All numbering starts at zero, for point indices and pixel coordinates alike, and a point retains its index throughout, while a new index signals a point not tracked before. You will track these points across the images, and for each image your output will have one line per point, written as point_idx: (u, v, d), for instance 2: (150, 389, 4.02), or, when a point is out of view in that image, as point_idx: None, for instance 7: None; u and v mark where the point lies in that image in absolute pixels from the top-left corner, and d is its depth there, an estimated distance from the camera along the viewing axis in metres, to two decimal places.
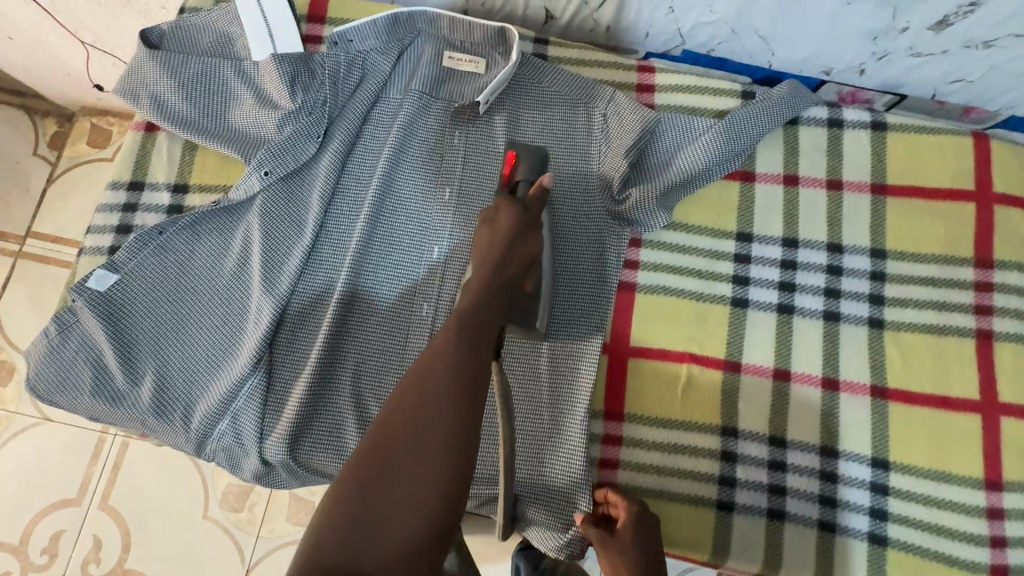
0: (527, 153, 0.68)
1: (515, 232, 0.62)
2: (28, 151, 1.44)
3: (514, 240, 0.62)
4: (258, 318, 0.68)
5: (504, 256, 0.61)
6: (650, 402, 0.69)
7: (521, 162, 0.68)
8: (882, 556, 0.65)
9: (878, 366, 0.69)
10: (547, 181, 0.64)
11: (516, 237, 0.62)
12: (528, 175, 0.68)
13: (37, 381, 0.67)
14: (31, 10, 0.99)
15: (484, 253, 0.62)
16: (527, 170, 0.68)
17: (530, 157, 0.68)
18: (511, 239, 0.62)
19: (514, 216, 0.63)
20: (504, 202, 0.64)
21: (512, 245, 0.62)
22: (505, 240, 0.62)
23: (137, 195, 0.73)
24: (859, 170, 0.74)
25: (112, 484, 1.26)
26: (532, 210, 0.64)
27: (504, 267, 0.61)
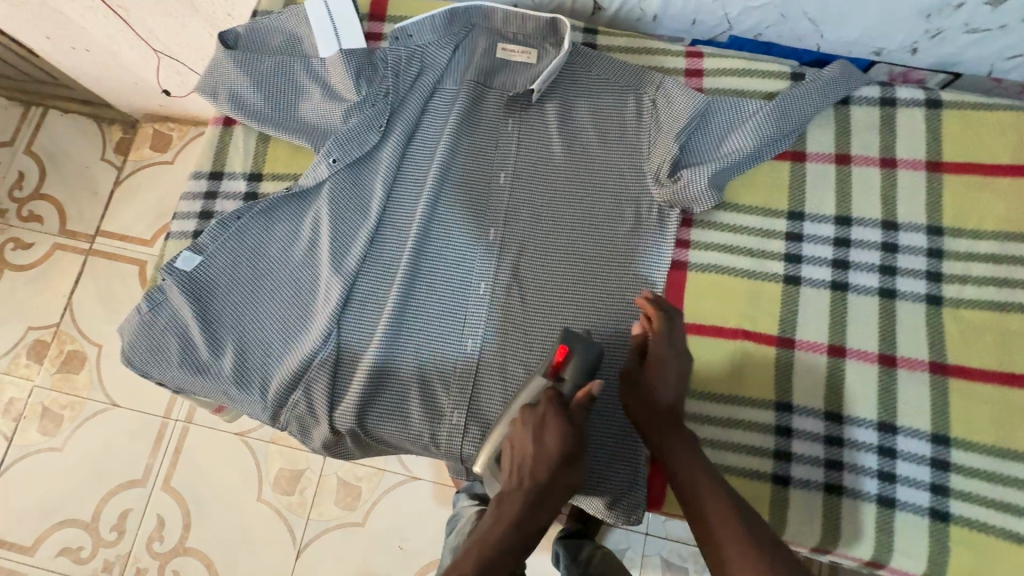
0: (581, 352, 0.65)
1: (558, 464, 0.62)
2: (97, 156, 1.55)
3: (552, 476, 0.62)
4: (328, 296, 0.73)
5: (544, 489, 0.62)
6: (703, 377, 0.71)
7: (570, 360, 0.65)
8: (946, 533, 0.65)
9: (937, 342, 0.69)
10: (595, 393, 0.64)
11: (552, 466, 0.62)
12: (576, 376, 0.66)
13: (130, 353, 0.73)
14: (110, 23, 1.08)
15: (526, 451, 0.63)
16: (575, 372, 0.65)
17: (581, 357, 0.65)
18: (553, 467, 0.62)
19: (560, 436, 0.62)
20: (549, 402, 0.64)
21: (551, 484, 0.62)
22: (545, 471, 0.62)
23: (217, 184, 0.79)
24: (913, 149, 0.74)
25: (176, 466, 1.34)
26: (577, 419, 0.64)
27: (545, 492, 0.62)
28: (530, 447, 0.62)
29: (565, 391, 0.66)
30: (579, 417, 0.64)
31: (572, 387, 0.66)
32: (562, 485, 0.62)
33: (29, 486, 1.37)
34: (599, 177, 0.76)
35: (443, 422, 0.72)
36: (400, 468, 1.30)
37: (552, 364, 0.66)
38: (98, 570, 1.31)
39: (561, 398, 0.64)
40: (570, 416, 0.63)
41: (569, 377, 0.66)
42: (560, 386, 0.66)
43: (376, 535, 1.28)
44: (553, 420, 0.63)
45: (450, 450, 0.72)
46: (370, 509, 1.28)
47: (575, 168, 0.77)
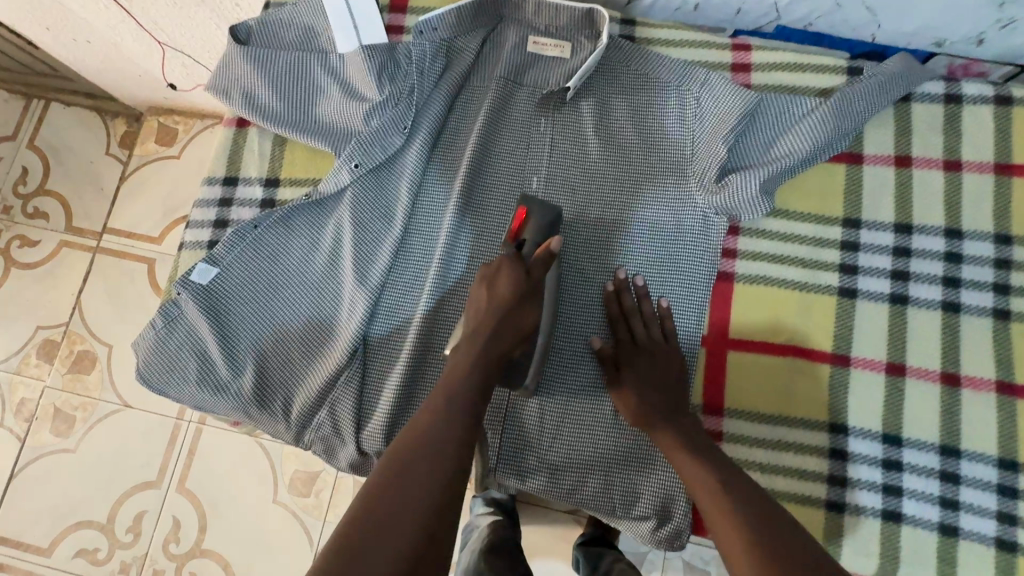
0: (538, 212, 0.66)
1: (511, 308, 0.61)
2: (102, 151, 1.51)
3: (506, 313, 0.61)
4: (353, 311, 0.69)
5: (496, 330, 0.61)
6: (752, 397, 0.67)
7: (530, 220, 0.65)
8: (1012, 564, 0.61)
9: (1004, 360, 0.64)
10: (553, 247, 0.61)
11: (511, 313, 0.61)
12: (537, 235, 0.65)
13: (145, 371, 0.69)
14: (113, 14, 1.02)
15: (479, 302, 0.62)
16: (535, 231, 0.66)
17: (541, 216, 0.66)
18: (508, 311, 0.61)
19: (513, 284, 0.61)
20: (506, 257, 0.63)
21: (504, 326, 0.61)
22: (494, 331, 0.61)
23: (231, 190, 0.75)
24: (980, 149, 0.69)
25: (190, 469, 1.32)
26: (535, 275, 0.62)
27: (496, 332, 0.61)
28: (483, 295, 0.62)
29: (524, 253, 0.65)
30: (538, 273, 0.62)
31: (535, 248, 0.65)
32: (514, 325, 0.61)
33: (43, 487, 1.35)
34: (638, 181, 0.71)
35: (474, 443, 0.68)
36: None
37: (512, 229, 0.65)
38: (115, 571, 1.30)
39: (519, 257, 0.63)
40: (527, 269, 0.62)
41: (529, 239, 0.65)
42: (521, 248, 0.65)
43: None
44: (507, 266, 0.63)
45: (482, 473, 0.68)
46: None
47: (613, 172, 0.72)
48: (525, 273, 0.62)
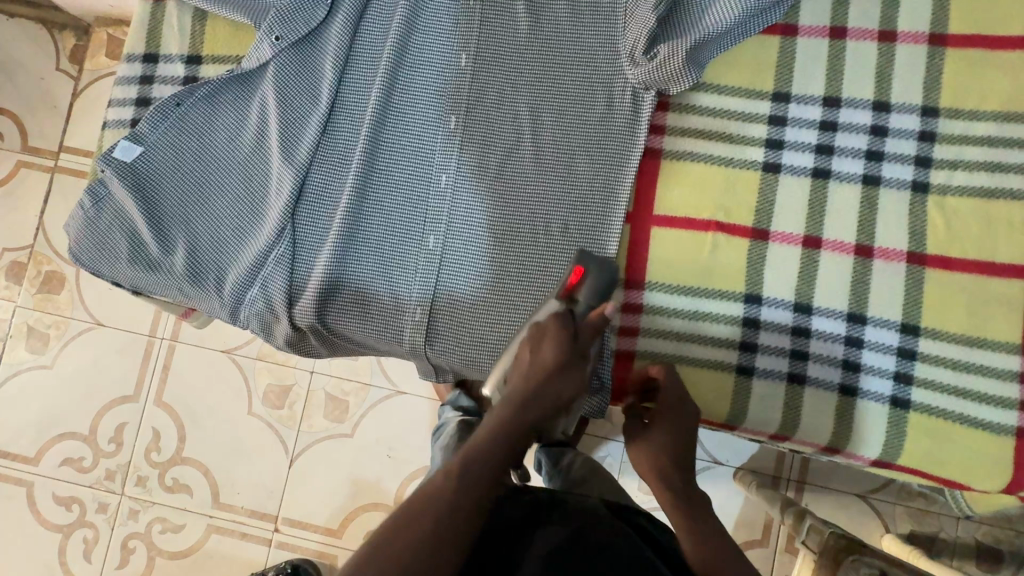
0: (596, 275, 0.63)
1: (557, 374, 0.60)
2: (50, 66, 1.44)
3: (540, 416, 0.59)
4: (280, 189, 0.69)
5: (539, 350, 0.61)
6: (671, 269, 0.68)
7: (586, 279, 0.63)
8: (904, 419, 0.65)
9: (918, 232, 0.66)
10: (609, 314, 0.61)
11: (551, 380, 0.59)
12: (593, 296, 0.63)
13: (78, 249, 0.70)
14: None
15: (525, 361, 0.61)
16: (590, 292, 0.63)
17: (599, 278, 0.63)
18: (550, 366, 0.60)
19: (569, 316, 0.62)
20: (554, 318, 0.62)
21: (555, 383, 0.60)
22: (545, 379, 0.59)
23: (152, 68, 0.72)
24: (917, 19, 0.67)
25: (166, 382, 1.37)
26: (583, 339, 0.62)
27: (537, 394, 0.59)
28: (527, 358, 0.61)
29: (577, 309, 0.63)
30: (583, 337, 0.62)
31: (589, 305, 0.63)
32: (555, 394, 0.59)
33: (24, 401, 1.39)
34: (570, 57, 0.70)
35: (405, 317, 0.70)
36: (385, 383, 1.30)
37: (565, 286, 0.64)
38: (100, 478, 1.36)
39: (570, 316, 0.62)
40: (573, 331, 0.61)
41: (582, 297, 0.63)
42: (572, 305, 0.64)
43: (367, 442, 1.31)
44: (553, 333, 0.61)
45: (413, 347, 0.71)
46: (359, 420, 1.32)
47: (544, 47, 0.70)
48: (569, 334, 0.61)
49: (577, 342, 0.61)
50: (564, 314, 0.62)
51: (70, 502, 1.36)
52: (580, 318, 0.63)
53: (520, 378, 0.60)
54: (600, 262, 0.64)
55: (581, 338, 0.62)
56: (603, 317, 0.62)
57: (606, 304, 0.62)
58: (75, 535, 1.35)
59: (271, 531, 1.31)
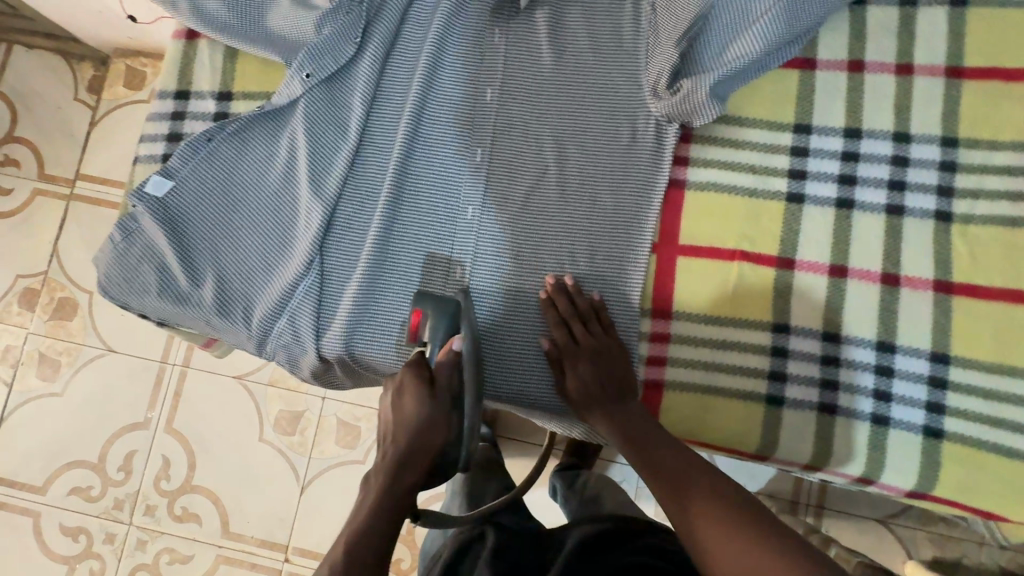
0: (433, 311, 0.65)
1: (420, 427, 0.60)
2: (69, 96, 1.47)
3: (413, 439, 0.60)
4: (309, 221, 0.70)
5: (420, 429, 0.60)
6: (697, 298, 0.69)
7: (426, 319, 0.65)
8: (937, 449, 0.64)
9: (943, 261, 0.66)
10: (456, 349, 0.62)
11: (415, 432, 0.60)
12: (436, 335, 0.65)
13: (107, 283, 0.71)
14: None
15: (389, 423, 0.61)
16: (434, 333, 0.65)
17: (436, 313, 0.65)
18: (421, 435, 0.60)
19: (416, 402, 0.60)
20: (407, 366, 0.62)
21: (417, 452, 0.60)
22: (411, 432, 0.60)
23: (183, 105, 0.74)
24: (934, 52, 0.68)
25: (176, 409, 1.36)
26: (442, 383, 0.61)
27: (406, 460, 0.59)
28: (391, 416, 0.61)
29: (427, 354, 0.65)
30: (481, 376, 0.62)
31: (439, 344, 0.64)
32: (421, 449, 0.60)
33: (33, 429, 1.38)
34: (593, 90, 0.71)
35: None
36: None
37: (411, 330, 0.66)
38: (108, 508, 1.34)
39: (424, 359, 0.63)
40: (432, 379, 0.61)
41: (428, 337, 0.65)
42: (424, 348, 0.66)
43: None
44: (412, 386, 0.61)
45: None
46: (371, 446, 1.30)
47: (567, 81, 0.71)
48: (430, 385, 0.61)
49: (436, 389, 0.61)
50: (415, 362, 0.62)
51: (77, 532, 1.34)
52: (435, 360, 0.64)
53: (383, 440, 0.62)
54: (437, 300, 0.66)
55: (441, 380, 0.62)
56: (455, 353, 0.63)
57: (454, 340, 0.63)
58: (81, 567, 1.32)
59: (282, 561, 1.29)
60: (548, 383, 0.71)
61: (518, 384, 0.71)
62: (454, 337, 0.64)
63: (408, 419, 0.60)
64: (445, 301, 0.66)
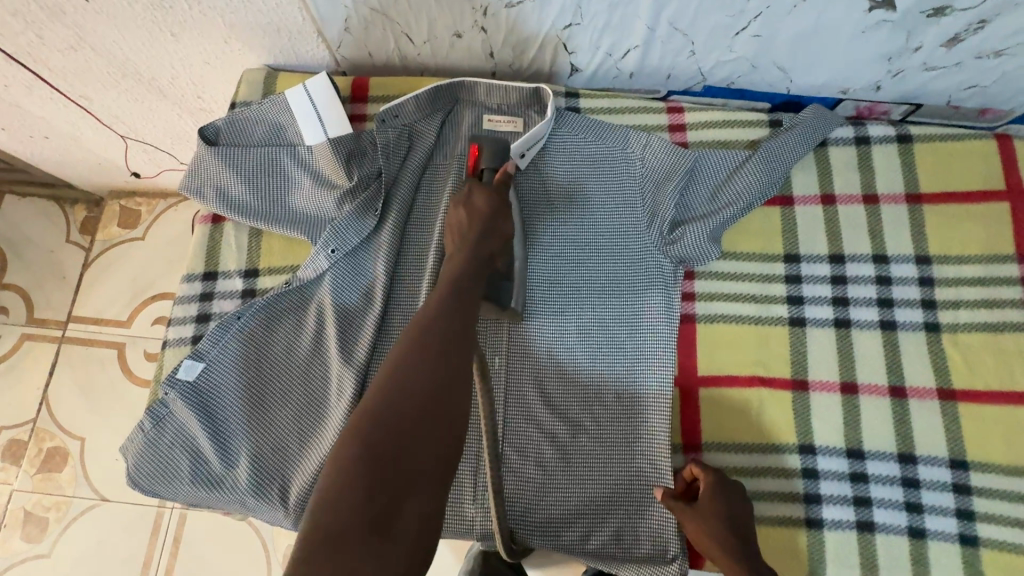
0: (490, 145, 0.71)
1: (489, 218, 0.66)
2: (62, 240, 1.48)
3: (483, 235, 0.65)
4: (341, 391, 0.71)
5: (485, 237, 0.65)
6: (723, 427, 0.72)
7: (483, 152, 0.71)
8: (976, 556, 0.66)
9: (942, 369, 0.72)
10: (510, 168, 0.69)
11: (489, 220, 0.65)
12: (492, 163, 0.71)
13: (137, 474, 0.70)
14: (53, 99, 1.05)
15: (460, 220, 0.66)
16: (491, 158, 0.71)
17: (491, 148, 0.71)
18: (488, 221, 0.65)
19: (480, 221, 0.65)
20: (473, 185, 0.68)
21: (488, 230, 0.65)
22: (482, 223, 0.65)
23: (211, 285, 0.77)
24: (893, 182, 0.78)
25: (177, 558, 1.28)
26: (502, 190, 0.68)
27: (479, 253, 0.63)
28: (465, 220, 0.66)
29: (485, 180, 0.71)
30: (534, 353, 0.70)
31: (494, 172, 0.71)
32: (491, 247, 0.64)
33: None
34: (599, 239, 0.77)
35: (468, 499, 0.72)
36: None
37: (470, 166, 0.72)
38: None
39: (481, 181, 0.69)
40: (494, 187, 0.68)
41: (485, 169, 0.71)
42: (481, 177, 0.71)
43: None
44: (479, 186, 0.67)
45: (482, 532, 0.72)
46: None
47: (574, 232, 0.78)
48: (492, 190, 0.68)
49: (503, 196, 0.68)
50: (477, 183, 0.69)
51: None
52: (488, 182, 0.70)
53: (458, 237, 0.65)
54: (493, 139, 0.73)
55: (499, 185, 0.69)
56: (508, 175, 0.70)
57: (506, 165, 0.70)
58: None
59: None
60: (592, 525, 0.71)
61: (561, 530, 0.71)
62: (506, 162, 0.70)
63: (471, 238, 0.64)
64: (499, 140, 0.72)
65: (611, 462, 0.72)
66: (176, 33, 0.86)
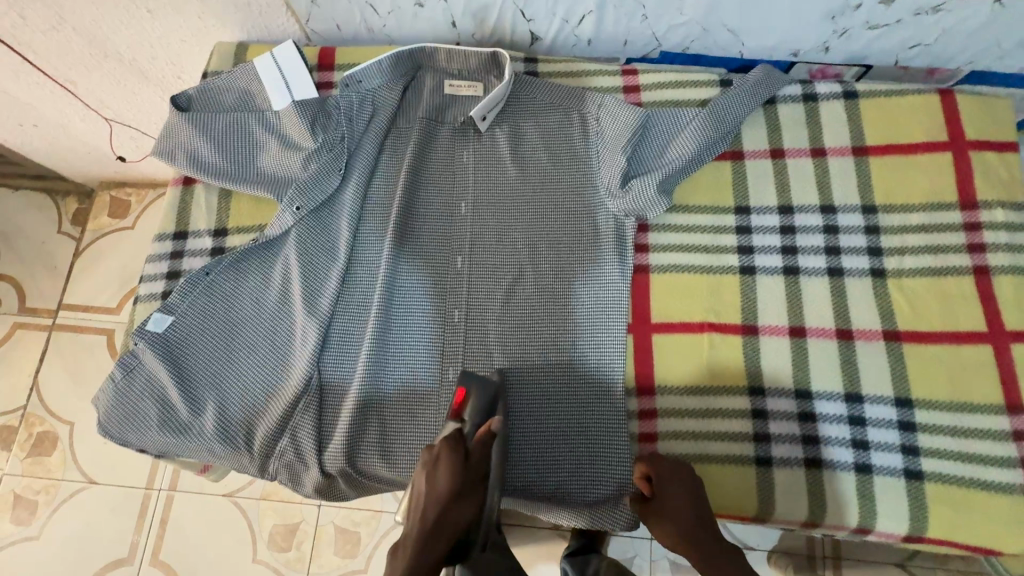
0: (478, 392, 0.70)
1: (451, 501, 0.66)
2: (53, 231, 1.51)
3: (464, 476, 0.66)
4: (306, 341, 0.74)
5: (447, 499, 0.66)
6: (675, 370, 0.74)
7: (468, 401, 0.70)
8: (922, 490, 0.68)
9: (887, 313, 0.74)
10: (495, 428, 0.67)
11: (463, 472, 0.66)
12: (476, 415, 0.70)
13: (107, 423, 0.72)
14: (39, 84, 1.06)
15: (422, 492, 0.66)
16: (475, 412, 0.70)
17: (479, 395, 0.70)
18: (450, 495, 0.66)
19: (437, 502, 0.66)
20: (446, 447, 0.66)
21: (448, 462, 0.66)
22: (445, 482, 0.65)
23: (182, 244, 0.80)
24: (839, 137, 0.80)
25: (163, 539, 1.27)
26: (474, 459, 0.67)
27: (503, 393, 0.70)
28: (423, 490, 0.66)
29: (465, 430, 0.70)
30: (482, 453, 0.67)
31: (474, 425, 0.70)
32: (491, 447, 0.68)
33: None
34: (555, 195, 0.80)
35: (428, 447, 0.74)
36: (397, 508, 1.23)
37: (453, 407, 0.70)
38: None
39: (460, 437, 0.68)
40: (466, 452, 0.67)
41: (468, 417, 0.70)
42: (461, 427, 0.69)
43: None
44: (446, 459, 0.66)
45: None
46: (371, 554, 1.24)
47: (532, 188, 0.81)
48: (463, 458, 0.66)
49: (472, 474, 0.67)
50: (451, 446, 0.66)
51: None
52: (469, 439, 0.69)
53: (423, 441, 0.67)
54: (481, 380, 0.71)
55: (472, 455, 0.67)
56: (490, 432, 0.68)
57: (491, 421, 0.68)
58: None
59: None
60: (548, 469, 0.73)
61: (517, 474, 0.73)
62: (490, 418, 0.69)
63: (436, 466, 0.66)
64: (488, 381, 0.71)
65: (567, 410, 0.74)
66: (152, 11, 0.87)
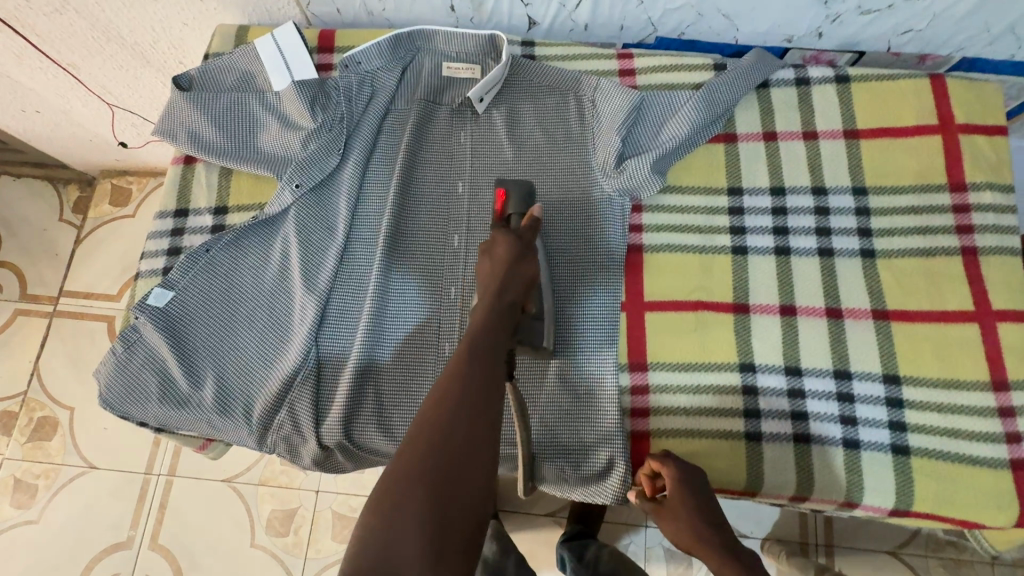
0: (517, 190, 0.75)
1: (512, 264, 0.68)
2: (54, 219, 1.52)
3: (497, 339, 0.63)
4: (304, 316, 0.75)
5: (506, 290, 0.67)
6: (667, 347, 0.75)
7: (510, 199, 0.75)
8: (908, 464, 0.69)
9: (876, 292, 0.75)
10: (536, 214, 0.71)
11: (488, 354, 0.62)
12: (518, 210, 0.75)
13: (107, 395, 0.73)
14: (43, 70, 1.07)
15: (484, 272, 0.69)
16: (518, 206, 0.75)
17: (518, 191, 0.75)
18: (511, 265, 0.68)
19: (504, 263, 0.68)
20: (498, 230, 0.71)
21: (510, 273, 0.67)
22: (505, 266, 0.68)
23: (183, 221, 0.82)
24: (831, 119, 0.81)
25: (162, 523, 1.28)
26: (526, 237, 0.70)
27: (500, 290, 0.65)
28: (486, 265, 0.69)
29: (511, 224, 0.74)
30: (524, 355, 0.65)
31: (519, 218, 0.74)
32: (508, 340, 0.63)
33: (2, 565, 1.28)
34: (551, 176, 0.81)
35: None
36: None
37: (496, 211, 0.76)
38: None
39: (507, 226, 0.72)
40: (517, 234, 0.70)
41: (512, 213, 0.75)
42: (508, 221, 0.74)
43: None
44: (501, 238, 0.70)
45: None
46: None
47: (528, 169, 0.82)
48: (515, 237, 0.70)
49: (524, 241, 0.70)
50: (502, 228, 0.71)
51: None
52: (516, 227, 0.72)
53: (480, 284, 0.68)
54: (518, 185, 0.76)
55: (524, 236, 0.71)
56: (535, 219, 0.72)
57: (533, 209, 0.72)
58: None
59: None
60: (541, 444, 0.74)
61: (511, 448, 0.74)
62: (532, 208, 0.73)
63: (497, 273, 0.68)
64: (524, 182, 0.76)
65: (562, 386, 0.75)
66: None
